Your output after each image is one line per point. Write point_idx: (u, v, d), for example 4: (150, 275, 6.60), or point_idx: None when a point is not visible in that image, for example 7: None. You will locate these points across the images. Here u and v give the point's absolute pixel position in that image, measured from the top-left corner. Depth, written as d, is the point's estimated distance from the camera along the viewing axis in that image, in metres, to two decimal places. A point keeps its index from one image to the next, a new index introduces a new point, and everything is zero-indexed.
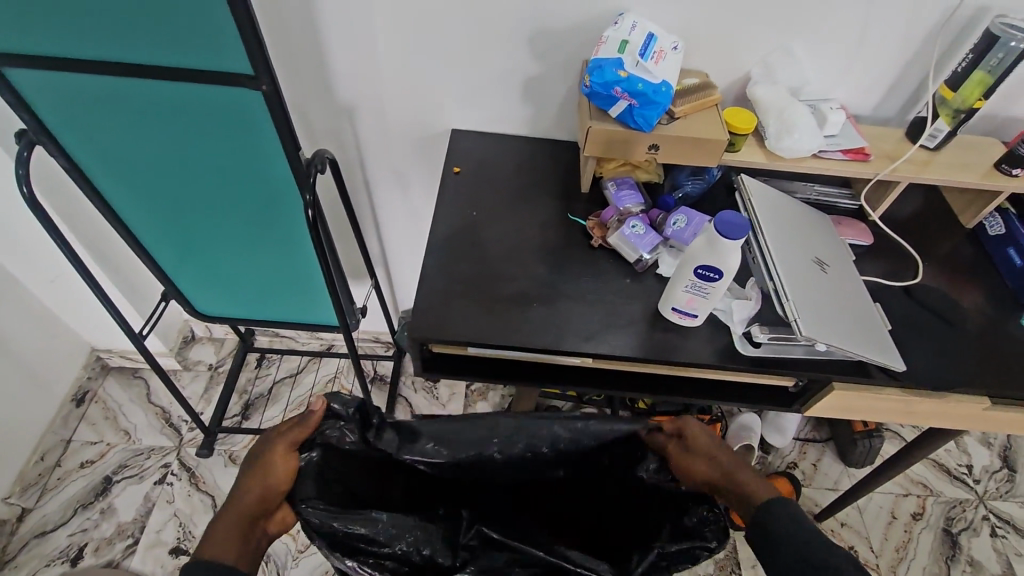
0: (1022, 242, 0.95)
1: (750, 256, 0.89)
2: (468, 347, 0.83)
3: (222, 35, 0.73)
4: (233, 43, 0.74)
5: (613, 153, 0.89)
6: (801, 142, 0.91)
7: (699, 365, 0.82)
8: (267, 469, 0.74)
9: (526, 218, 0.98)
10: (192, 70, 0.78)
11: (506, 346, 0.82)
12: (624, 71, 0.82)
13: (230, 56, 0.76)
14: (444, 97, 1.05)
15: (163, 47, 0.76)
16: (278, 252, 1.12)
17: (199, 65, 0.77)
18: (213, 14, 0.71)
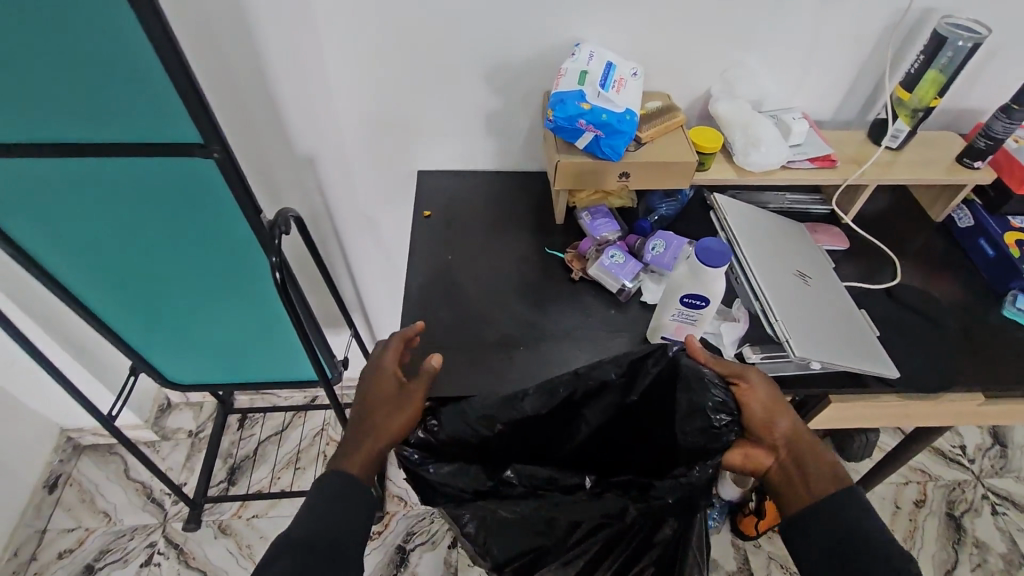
0: (992, 233, 0.96)
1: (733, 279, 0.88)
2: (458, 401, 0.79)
3: (168, 104, 0.70)
4: (180, 113, 0.71)
5: (585, 184, 0.87)
6: (769, 155, 0.91)
7: None
8: (389, 408, 0.72)
9: (504, 257, 0.95)
10: (139, 142, 0.74)
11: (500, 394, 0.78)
12: (587, 102, 0.81)
13: (178, 126, 0.73)
14: (407, 137, 1.03)
15: (106, 123, 0.72)
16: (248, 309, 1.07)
17: (145, 137, 0.74)
18: (156, 86, 0.68)
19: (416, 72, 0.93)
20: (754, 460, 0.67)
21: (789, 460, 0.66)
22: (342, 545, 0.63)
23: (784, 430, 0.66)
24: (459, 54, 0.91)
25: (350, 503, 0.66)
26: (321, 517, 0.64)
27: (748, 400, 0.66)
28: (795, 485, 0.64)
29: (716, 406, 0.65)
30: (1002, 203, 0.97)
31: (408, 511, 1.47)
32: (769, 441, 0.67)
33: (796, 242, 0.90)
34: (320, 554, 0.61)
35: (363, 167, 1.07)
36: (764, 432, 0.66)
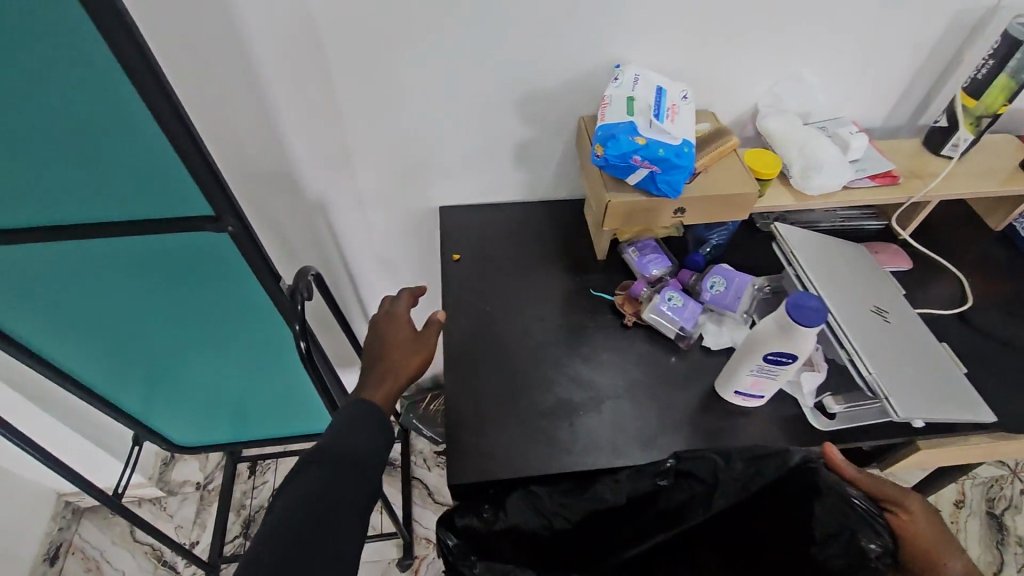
0: None
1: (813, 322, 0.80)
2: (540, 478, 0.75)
3: (171, 178, 0.62)
4: (186, 187, 0.64)
5: (636, 222, 0.79)
6: (831, 176, 0.83)
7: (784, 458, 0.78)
8: (403, 345, 0.79)
9: (545, 302, 0.87)
10: (140, 221, 0.67)
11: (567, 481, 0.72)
12: (641, 136, 0.72)
13: (184, 200, 0.65)
14: (427, 173, 0.93)
15: (102, 204, 0.64)
16: (260, 360, 0.99)
17: (146, 215, 0.66)
18: (159, 162, 0.61)
19: (437, 105, 0.84)
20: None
21: None
22: (365, 460, 0.68)
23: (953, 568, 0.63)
24: (485, 84, 0.82)
25: (371, 425, 0.71)
26: (349, 430, 0.69)
27: (910, 531, 0.66)
28: None
29: (871, 530, 0.64)
30: None
31: (437, 554, 1.40)
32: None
33: (866, 272, 0.83)
34: (341, 466, 0.67)
35: (379, 207, 0.98)
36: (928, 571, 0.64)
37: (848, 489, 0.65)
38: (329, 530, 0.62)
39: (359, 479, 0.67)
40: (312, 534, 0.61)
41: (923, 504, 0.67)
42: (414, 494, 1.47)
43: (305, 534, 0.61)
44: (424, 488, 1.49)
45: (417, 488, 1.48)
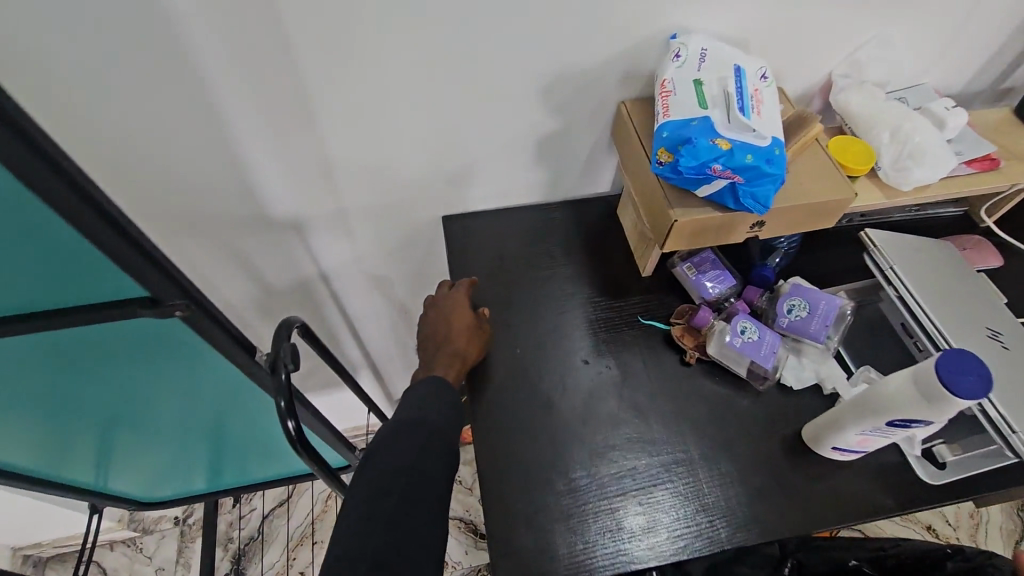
0: None
1: (919, 353, 0.66)
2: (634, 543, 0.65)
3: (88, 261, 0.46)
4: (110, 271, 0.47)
5: (705, 241, 0.63)
6: (931, 168, 0.68)
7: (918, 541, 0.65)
8: (467, 324, 0.67)
9: (587, 336, 0.71)
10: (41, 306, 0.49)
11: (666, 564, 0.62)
12: (722, 138, 0.55)
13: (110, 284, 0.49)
14: (426, 178, 0.74)
15: None
16: (219, 414, 0.82)
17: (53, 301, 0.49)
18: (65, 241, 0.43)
19: (435, 96, 0.64)
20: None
21: None
22: (440, 429, 0.59)
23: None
24: (498, 67, 0.62)
25: (443, 398, 0.62)
26: (419, 408, 0.60)
27: None
28: None
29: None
30: None
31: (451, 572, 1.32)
32: None
33: (967, 281, 0.70)
34: (429, 439, 0.58)
35: (367, 221, 0.78)
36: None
37: None
38: (414, 504, 0.52)
39: (437, 451, 0.58)
40: (392, 516, 0.50)
41: None
42: None
43: (393, 505, 0.51)
44: None
45: None
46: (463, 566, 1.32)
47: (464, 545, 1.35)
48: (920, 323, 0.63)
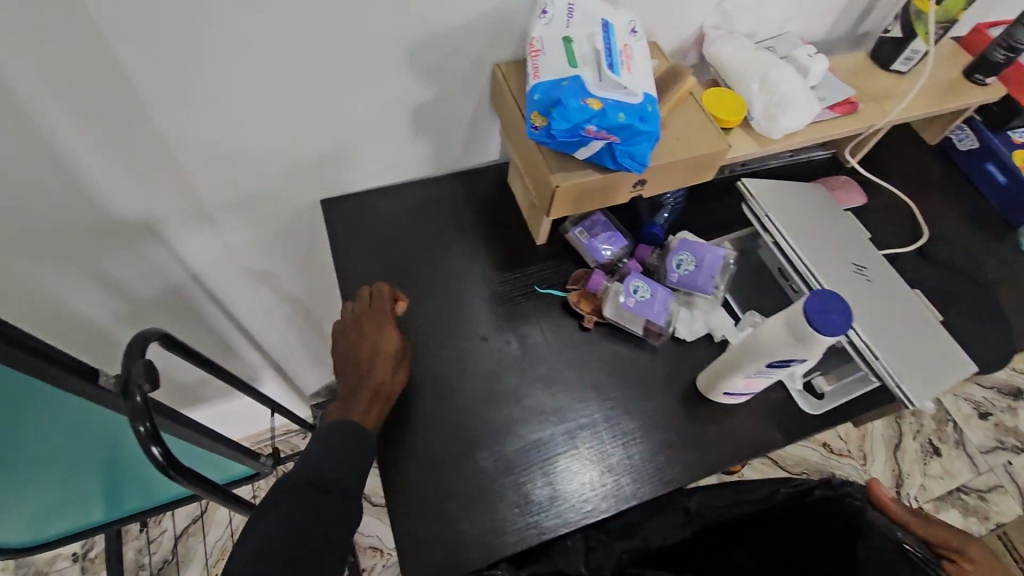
0: (1002, 156, 0.87)
1: (795, 295, 0.70)
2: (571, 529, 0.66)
3: None
4: None
5: (590, 204, 0.62)
6: (798, 115, 0.70)
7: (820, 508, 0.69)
8: (381, 330, 0.63)
9: (485, 313, 0.69)
10: None
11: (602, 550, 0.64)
12: (593, 98, 0.53)
13: None
14: (294, 160, 0.68)
15: None
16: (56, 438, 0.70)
17: None
18: None
19: (285, 65, 0.58)
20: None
21: None
22: (337, 480, 0.54)
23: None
24: (353, 32, 0.57)
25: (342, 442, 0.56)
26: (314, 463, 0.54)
27: None
28: None
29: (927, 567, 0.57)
30: (1009, 121, 0.87)
31: (386, 561, 1.30)
32: None
33: (833, 218, 0.74)
34: (322, 497, 0.53)
35: (233, 212, 0.71)
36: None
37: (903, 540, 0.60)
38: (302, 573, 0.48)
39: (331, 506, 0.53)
40: None
41: None
42: None
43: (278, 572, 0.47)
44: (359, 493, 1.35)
45: None
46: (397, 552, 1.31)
47: None
48: (794, 265, 0.67)
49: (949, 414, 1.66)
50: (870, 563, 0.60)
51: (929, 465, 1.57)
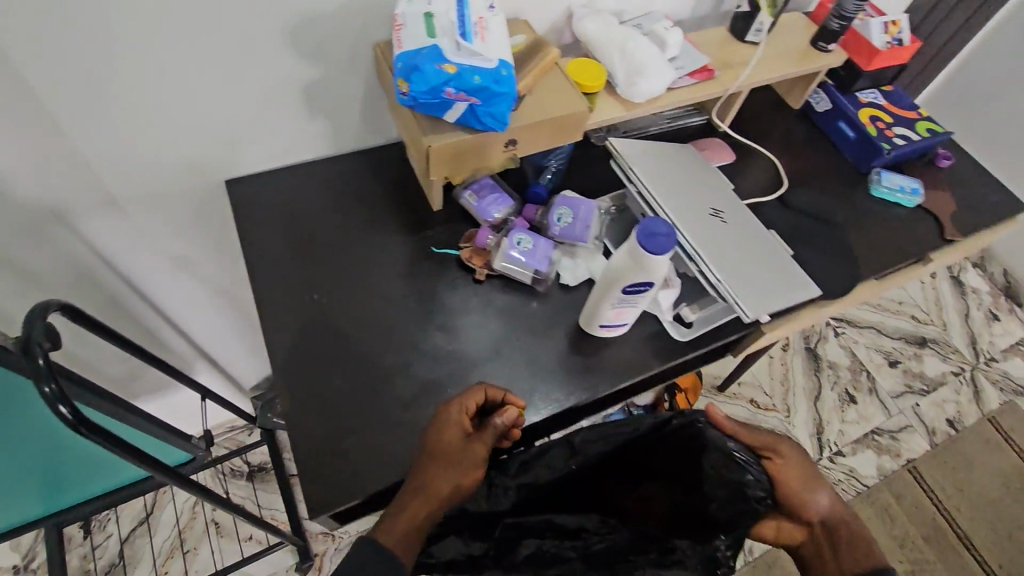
0: (850, 114, 0.98)
1: None
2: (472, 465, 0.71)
3: None
4: None
5: (466, 163, 0.69)
6: (655, 81, 0.79)
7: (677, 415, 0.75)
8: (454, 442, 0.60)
9: (385, 273, 0.75)
10: None
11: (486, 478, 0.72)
12: (449, 63, 0.60)
13: None
14: (195, 140, 0.73)
15: None
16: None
17: None
18: None
19: (173, 48, 0.63)
20: (787, 535, 0.72)
21: (823, 537, 0.69)
22: None
23: (821, 507, 0.69)
24: (235, 15, 0.62)
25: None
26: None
27: (782, 469, 0.70)
28: (825, 561, 0.68)
29: (746, 482, 0.68)
30: (853, 82, 0.98)
31: (338, 544, 1.31)
32: (804, 519, 0.70)
33: (698, 169, 0.82)
34: None
35: (141, 194, 0.75)
36: (800, 513, 0.70)
37: (731, 445, 0.69)
38: None
39: None
40: None
41: (798, 449, 0.71)
42: None
43: None
44: None
45: None
46: (349, 534, 1.33)
47: None
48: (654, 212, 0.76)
49: (862, 365, 1.80)
50: (711, 475, 0.71)
51: (846, 411, 1.70)
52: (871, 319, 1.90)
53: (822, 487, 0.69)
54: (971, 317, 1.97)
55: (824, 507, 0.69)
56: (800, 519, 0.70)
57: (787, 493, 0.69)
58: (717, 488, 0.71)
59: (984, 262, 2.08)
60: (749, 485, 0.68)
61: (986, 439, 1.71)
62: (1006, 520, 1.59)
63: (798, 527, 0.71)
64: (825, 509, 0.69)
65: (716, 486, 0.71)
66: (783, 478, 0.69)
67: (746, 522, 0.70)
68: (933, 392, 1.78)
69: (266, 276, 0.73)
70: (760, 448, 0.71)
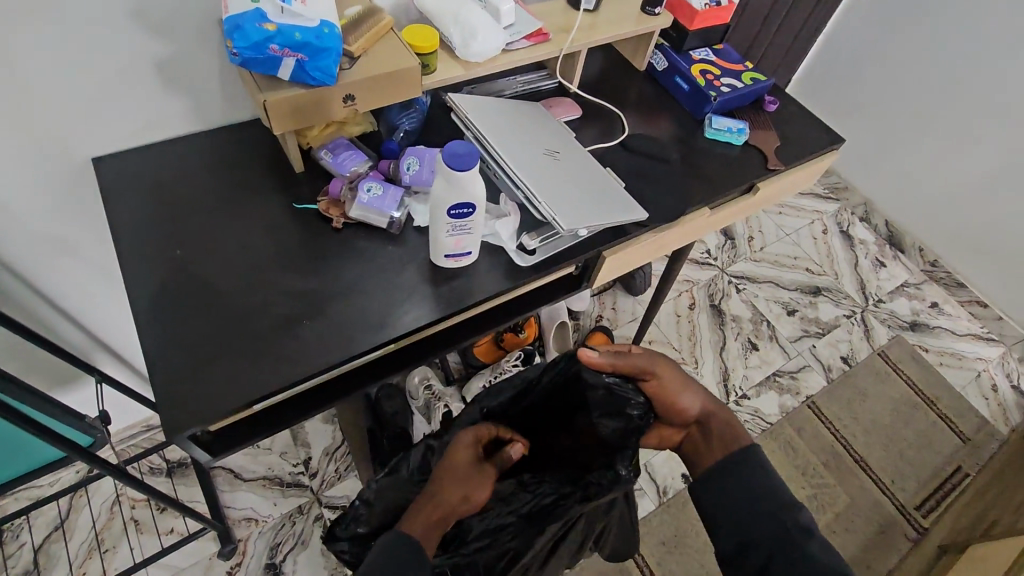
0: (684, 69, 1.09)
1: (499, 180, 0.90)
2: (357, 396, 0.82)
3: None
4: None
5: (308, 118, 0.77)
6: (488, 42, 0.88)
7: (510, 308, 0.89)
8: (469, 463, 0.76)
9: (248, 229, 0.81)
10: None
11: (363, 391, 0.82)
12: (271, 23, 0.68)
13: None
14: (54, 118, 0.77)
15: None
16: None
17: None
18: None
19: (19, 27, 0.68)
20: (668, 437, 0.90)
21: (698, 432, 0.86)
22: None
23: (689, 406, 0.86)
24: None
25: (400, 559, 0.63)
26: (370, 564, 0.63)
27: (660, 387, 0.85)
28: (700, 449, 0.84)
29: (624, 398, 0.83)
30: (683, 41, 1.11)
31: (262, 528, 1.34)
32: (681, 421, 0.87)
33: (534, 121, 0.95)
34: None
35: (5, 176, 0.79)
36: (673, 416, 0.87)
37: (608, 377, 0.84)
38: None
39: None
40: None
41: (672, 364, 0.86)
42: (218, 480, 1.38)
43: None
44: (229, 473, 1.39)
45: (221, 475, 1.38)
46: (272, 517, 1.35)
47: (272, 498, 1.38)
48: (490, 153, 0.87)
49: (763, 315, 1.91)
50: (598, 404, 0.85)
51: (749, 358, 1.81)
52: (769, 274, 2.01)
53: (688, 390, 0.86)
54: (860, 265, 2.08)
55: (692, 406, 0.86)
56: (681, 421, 0.87)
57: (661, 400, 0.86)
58: (603, 415, 0.86)
59: (868, 216, 2.19)
60: (629, 403, 0.83)
61: (877, 371, 1.85)
62: (896, 441, 1.73)
63: (675, 429, 0.89)
64: (697, 408, 0.86)
65: (606, 414, 0.85)
66: (660, 392, 0.85)
67: (631, 437, 0.84)
68: (827, 334, 1.91)
69: (132, 239, 0.78)
70: (641, 373, 0.85)
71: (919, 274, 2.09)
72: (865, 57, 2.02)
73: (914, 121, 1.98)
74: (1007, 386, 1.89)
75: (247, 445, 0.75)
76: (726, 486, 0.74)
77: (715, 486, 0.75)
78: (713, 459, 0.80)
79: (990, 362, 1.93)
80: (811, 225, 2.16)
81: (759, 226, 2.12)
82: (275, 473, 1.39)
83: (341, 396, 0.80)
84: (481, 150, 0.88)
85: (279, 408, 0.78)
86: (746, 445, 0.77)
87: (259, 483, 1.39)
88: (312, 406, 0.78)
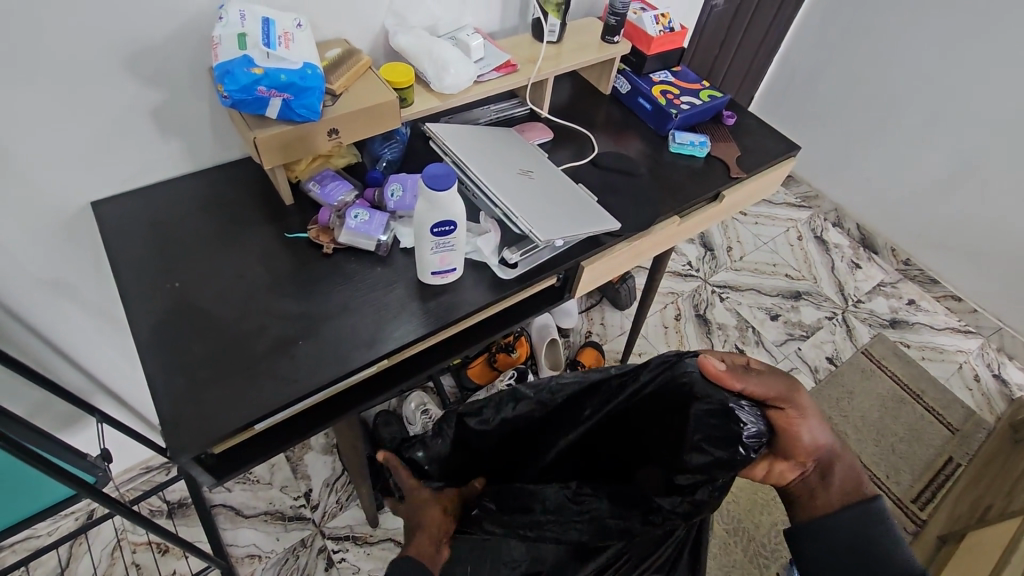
0: (645, 90, 1.17)
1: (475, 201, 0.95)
2: (363, 410, 0.86)
3: None
4: None
5: (295, 152, 0.82)
6: (460, 74, 0.95)
7: (503, 299, 0.89)
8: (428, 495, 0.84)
9: (242, 259, 0.85)
10: None
11: (372, 401, 0.86)
12: (258, 67, 0.74)
13: None
14: (54, 165, 0.82)
15: None
16: None
17: None
18: None
19: (24, 81, 0.74)
20: (781, 476, 0.72)
21: (816, 473, 0.71)
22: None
23: (813, 442, 0.70)
24: (75, 54, 0.75)
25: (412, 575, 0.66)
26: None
27: (784, 420, 0.70)
28: (815, 495, 0.70)
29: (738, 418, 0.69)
30: (643, 65, 1.19)
31: (265, 564, 1.33)
32: (800, 459, 0.70)
33: (509, 145, 1.01)
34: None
35: (9, 223, 0.83)
36: (795, 451, 0.70)
37: (727, 396, 0.71)
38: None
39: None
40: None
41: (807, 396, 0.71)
42: (219, 518, 1.38)
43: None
44: (230, 510, 1.39)
45: (222, 513, 1.38)
46: (275, 552, 1.35)
47: (274, 533, 1.37)
48: (470, 177, 0.93)
49: (747, 322, 1.96)
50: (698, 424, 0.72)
51: None
52: (750, 282, 2.07)
53: (823, 423, 0.70)
54: (837, 268, 2.15)
55: (821, 442, 0.70)
56: (802, 462, 0.70)
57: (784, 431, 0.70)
58: (704, 438, 0.71)
59: (841, 220, 2.28)
60: (746, 429, 0.68)
61: (863, 369, 1.89)
62: (888, 436, 1.76)
63: (791, 465, 0.71)
64: (821, 449, 0.70)
65: (702, 436, 0.71)
66: (785, 424, 0.70)
67: (725, 471, 0.69)
68: (812, 336, 1.95)
69: (131, 275, 0.82)
70: (770, 395, 0.71)
71: (894, 273, 2.16)
72: (820, 72, 2.15)
73: (872, 126, 2.08)
74: (989, 376, 1.93)
75: (249, 467, 0.78)
76: (837, 535, 0.65)
77: (827, 537, 0.66)
78: (830, 504, 0.68)
79: (970, 353, 1.99)
80: (787, 233, 2.23)
81: (737, 236, 2.20)
82: (276, 507, 1.40)
83: (340, 412, 0.84)
84: (460, 173, 0.94)
85: (279, 429, 0.81)
86: (871, 498, 0.66)
87: (260, 519, 1.39)
88: (316, 424, 0.82)
